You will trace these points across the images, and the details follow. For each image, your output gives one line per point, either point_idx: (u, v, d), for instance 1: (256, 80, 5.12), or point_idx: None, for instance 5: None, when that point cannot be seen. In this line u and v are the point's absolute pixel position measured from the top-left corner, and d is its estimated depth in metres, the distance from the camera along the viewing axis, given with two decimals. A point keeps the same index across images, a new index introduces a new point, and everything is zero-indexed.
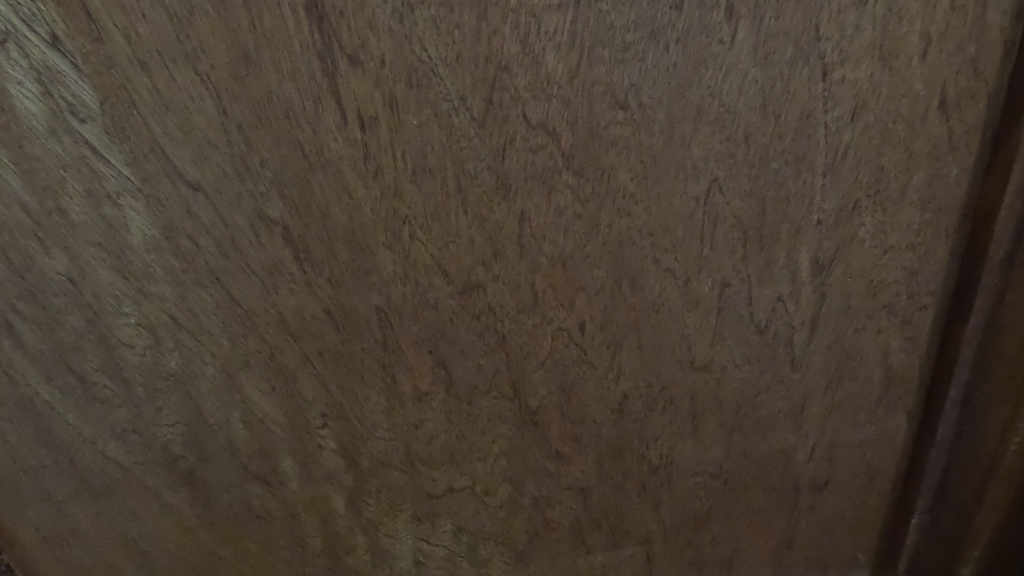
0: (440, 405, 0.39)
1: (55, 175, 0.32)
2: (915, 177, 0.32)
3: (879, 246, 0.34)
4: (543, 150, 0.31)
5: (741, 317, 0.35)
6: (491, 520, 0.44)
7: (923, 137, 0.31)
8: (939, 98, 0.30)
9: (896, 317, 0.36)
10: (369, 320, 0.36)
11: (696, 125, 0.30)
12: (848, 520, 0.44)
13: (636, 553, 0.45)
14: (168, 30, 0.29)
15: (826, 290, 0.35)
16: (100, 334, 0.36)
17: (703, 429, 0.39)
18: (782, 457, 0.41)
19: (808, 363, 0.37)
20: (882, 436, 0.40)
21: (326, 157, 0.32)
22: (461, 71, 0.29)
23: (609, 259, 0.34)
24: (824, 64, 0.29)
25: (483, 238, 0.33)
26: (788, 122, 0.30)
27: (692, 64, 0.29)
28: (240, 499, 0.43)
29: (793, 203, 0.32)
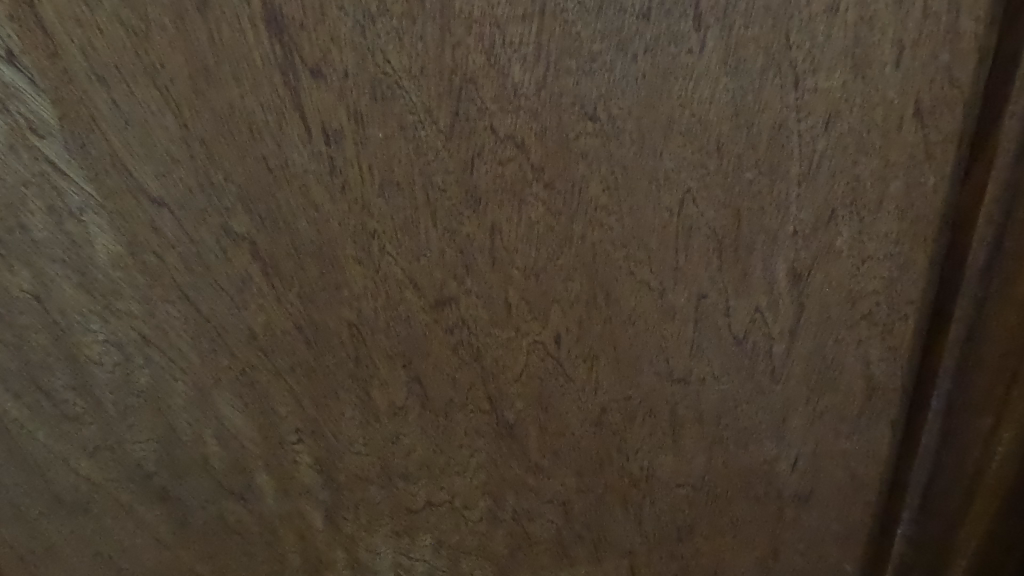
0: (416, 420, 0.38)
1: (15, 193, 0.31)
2: (892, 185, 0.32)
3: (857, 255, 0.34)
4: (512, 162, 0.31)
5: (718, 326, 0.35)
6: (471, 533, 0.43)
7: (898, 146, 0.31)
8: (913, 106, 0.30)
9: (876, 325, 0.36)
10: (341, 336, 0.36)
11: (668, 134, 0.30)
12: (835, 531, 0.43)
13: (620, 565, 0.44)
14: (124, 43, 0.28)
15: (804, 299, 0.35)
16: (67, 352, 0.35)
17: (683, 439, 0.39)
18: (765, 468, 0.40)
19: (789, 374, 0.37)
20: (866, 447, 0.40)
21: (290, 172, 0.31)
22: (427, 84, 0.29)
23: (583, 271, 0.33)
24: (796, 72, 0.29)
25: (455, 251, 0.33)
26: (762, 131, 0.30)
27: (661, 74, 0.29)
28: (215, 518, 0.42)
29: (769, 212, 0.32)
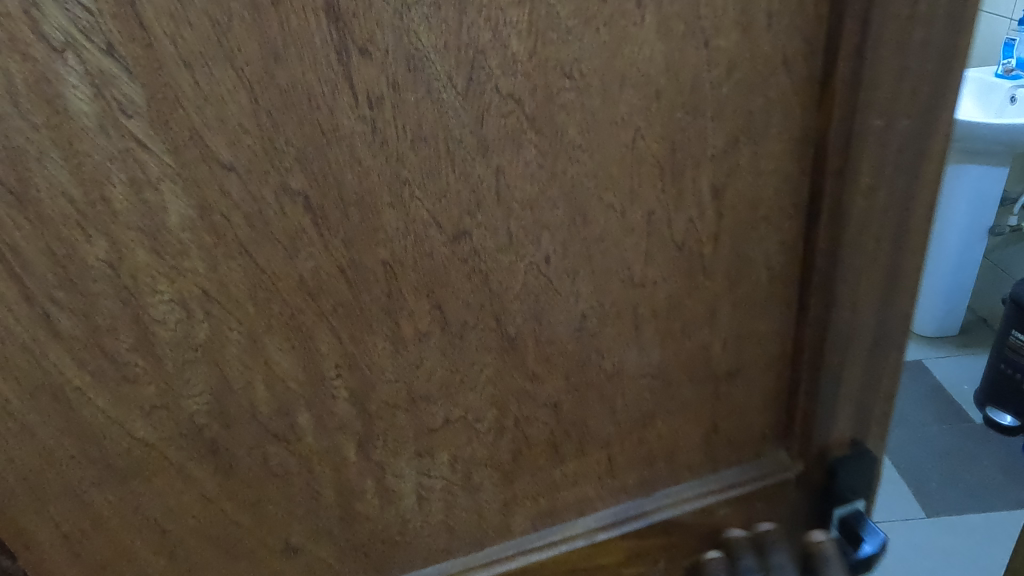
0: (436, 343, 0.47)
1: (100, 167, 0.37)
2: (772, 117, 0.45)
3: (754, 170, 0.46)
4: (512, 115, 0.40)
5: (664, 237, 0.47)
6: (482, 445, 0.52)
7: (775, 87, 0.44)
8: (781, 58, 0.43)
9: (771, 224, 0.49)
10: (376, 273, 0.44)
11: (623, 87, 0.41)
12: (753, 399, 0.57)
13: (601, 457, 0.55)
14: (210, 34, 0.36)
15: (720, 208, 0.47)
16: (133, 313, 0.41)
17: (643, 335, 0.50)
18: (702, 353, 0.53)
19: (713, 270, 0.49)
20: (771, 325, 0.53)
21: (340, 133, 0.40)
22: (448, 56, 0.38)
23: (565, 201, 0.44)
24: (705, 36, 0.41)
25: (468, 192, 0.42)
26: (685, 79, 0.42)
27: (617, 42, 0.40)
28: (260, 462, 0.49)
29: (694, 141, 0.44)
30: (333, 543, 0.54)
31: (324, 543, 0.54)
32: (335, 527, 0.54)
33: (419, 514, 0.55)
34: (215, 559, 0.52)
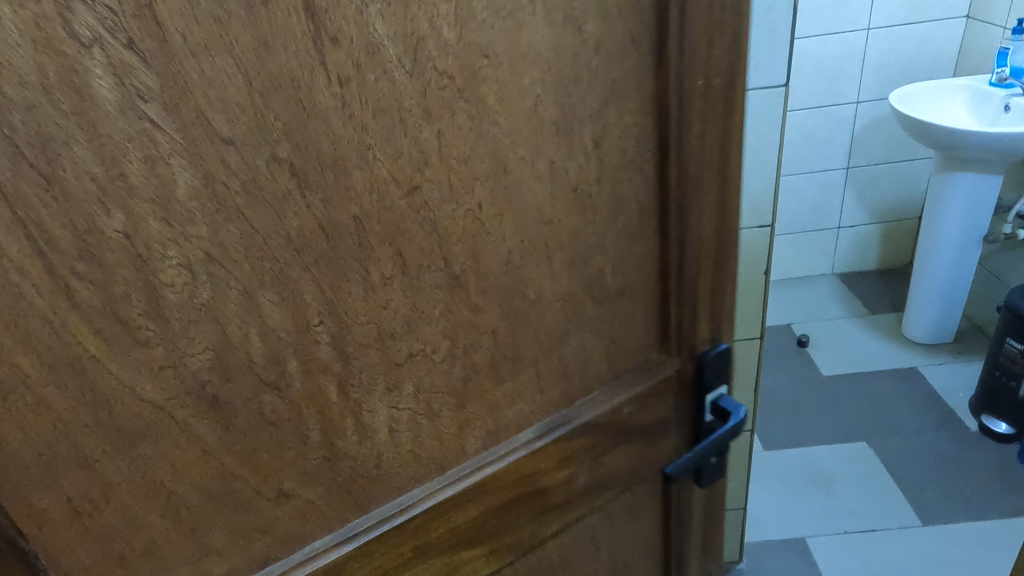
0: (398, 286, 0.59)
1: (120, 146, 0.44)
2: (627, 83, 0.65)
3: (619, 124, 0.66)
4: (447, 88, 0.54)
5: (562, 182, 0.65)
6: (438, 373, 0.65)
7: (626, 59, 0.64)
8: (628, 39, 0.64)
9: (635, 166, 0.70)
10: (349, 227, 0.55)
11: (525, 64, 0.58)
12: (636, 312, 0.78)
13: (530, 375, 0.72)
14: (213, 29, 0.45)
15: (599, 155, 0.66)
16: (145, 279, 0.48)
17: (554, 263, 0.68)
18: (597, 278, 0.72)
19: (600, 207, 0.69)
20: (643, 249, 0.75)
21: (318, 109, 0.50)
22: (397, 42, 0.51)
23: (489, 155, 0.59)
24: (578, 22, 0.59)
25: (417, 151, 0.55)
26: (567, 55, 0.60)
27: (517, 28, 0.56)
28: (255, 411, 0.57)
29: (577, 102, 0.62)
30: (321, 484, 0.64)
31: (312, 487, 0.63)
32: (321, 468, 0.63)
33: (390, 445, 0.66)
34: (217, 515, 0.59)
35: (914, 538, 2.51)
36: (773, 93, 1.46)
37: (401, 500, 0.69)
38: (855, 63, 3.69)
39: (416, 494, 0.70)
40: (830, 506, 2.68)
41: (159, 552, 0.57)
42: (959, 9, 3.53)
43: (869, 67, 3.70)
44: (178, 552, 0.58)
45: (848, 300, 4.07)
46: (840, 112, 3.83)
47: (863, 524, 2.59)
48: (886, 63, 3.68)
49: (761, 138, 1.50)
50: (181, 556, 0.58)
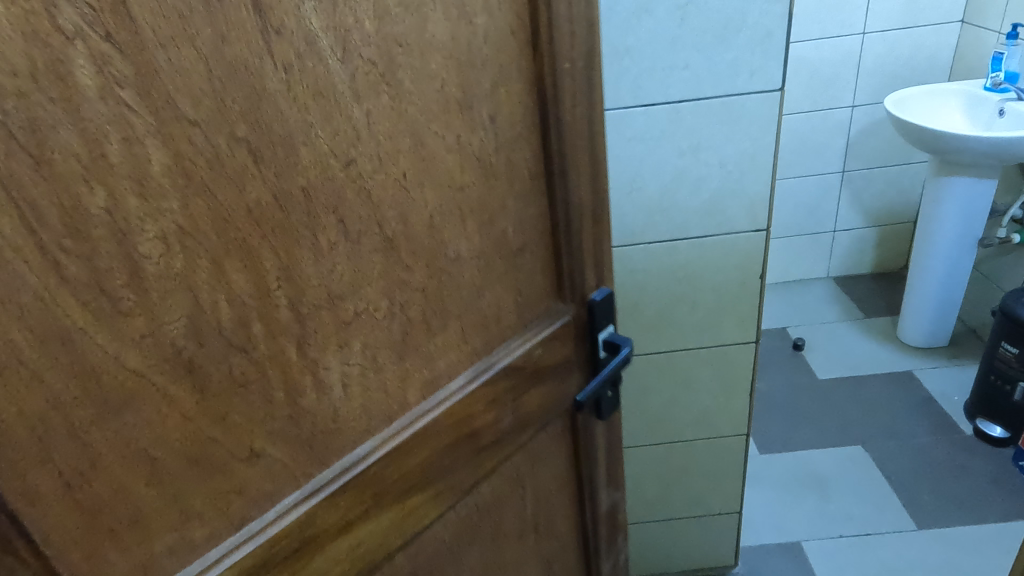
0: (343, 251, 0.68)
1: (101, 129, 0.50)
2: (511, 67, 0.80)
3: (508, 102, 0.81)
4: (370, 71, 0.65)
5: (467, 153, 0.78)
6: (380, 329, 0.75)
7: (509, 47, 0.79)
8: (509, 30, 0.78)
9: (525, 137, 0.85)
10: (299, 196, 0.63)
11: (430, 52, 0.70)
12: (537, 264, 0.94)
13: (453, 325, 0.84)
14: (177, 23, 0.52)
15: (495, 128, 0.81)
16: (126, 251, 0.53)
17: (467, 224, 0.81)
18: (501, 237, 0.86)
19: (499, 173, 0.83)
20: (537, 209, 0.91)
21: (266, 92, 0.58)
22: (328, 32, 0.61)
23: (407, 131, 0.70)
24: (468, 16, 0.73)
25: (349, 127, 0.65)
26: (462, 44, 0.73)
27: (422, 20, 0.68)
28: (226, 374, 0.63)
29: (473, 83, 0.76)
30: (287, 442, 0.71)
31: (280, 445, 0.70)
32: (286, 425, 0.70)
33: (343, 399, 0.75)
34: (196, 481, 0.64)
35: (909, 542, 2.59)
36: (769, 97, 1.54)
37: (357, 450, 0.78)
38: (851, 67, 3.76)
39: (371, 445, 0.79)
40: (828, 510, 2.77)
41: (146, 523, 0.61)
42: (953, 14, 3.60)
43: (865, 71, 3.77)
44: (163, 520, 0.62)
45: (844, 304, 4.20)
46: (837, 116, 3.90)
47: (858, 528, 2.68)
48: (880, 67, 3.76)
49: (757, 142, 1.60)
50: (167, 524, 0.62)
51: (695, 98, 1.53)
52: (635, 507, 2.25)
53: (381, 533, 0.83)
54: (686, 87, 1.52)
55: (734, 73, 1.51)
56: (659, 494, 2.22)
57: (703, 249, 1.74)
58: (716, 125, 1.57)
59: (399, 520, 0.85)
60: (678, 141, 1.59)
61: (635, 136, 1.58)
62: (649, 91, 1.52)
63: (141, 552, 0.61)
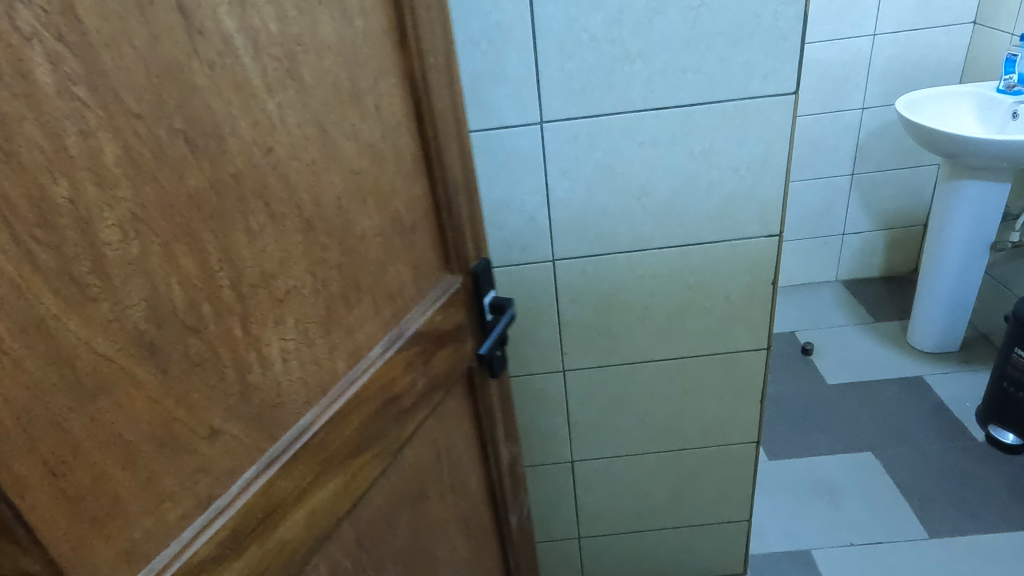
0: (269, 232, 0.76)
1: (60, 123, 0.54)
2: (388, 65, 0.95)
3: (389, 96, 0.95)
4: (278, 68, 0.75)
5: (362, 141, 0.90)
6: (307, 304, 0.84)
7: (383, 47, 0.93)
8: (382, 33, 0.93)
9: (406, 126, 1.01)
10: (230, 182, 0.71)
11: (324, 51, 0.81)
12: (425, 240, 1.10)
13: (365, 298, 0.95)
14: (116, 25, 0.58)
15: (382, 118, 0.94)
16: (91, 238, 0.57)
17: (369, 206, 0.93)
18: (396, 217, 1.00)
19: (389, 160, 0.97)
20: (421, 190, 1.07)
21: (194, 88, 0.65)
22: (242, 32, 0.70)
23: (311, 122, 0.81)
24: (349, 19, 0.86)
25: (264, 118, 0.74)
26: (348, 45, 0.86)
27: (316, 23, 0.79)
28: (183, 353, 0.68)
29: (360, 79, 0.89)
30: (240, 417, 0.77)
31: (234, 422, 0.76)
32: (237, 400, 0.76)
33: (282, 372, 0.82)
34: (164, 461, 0.68)
35: (919, 552, 2.60)
36: (783, 101, 1.55)
37: (301, 421, 0.86)
38: (862, 68, 3.76)
39: (312, 416, 0.87)
40: (838, 518, 2.78)
41: (124, 507, 0.64)
42: (966, 15, 3.58)
43: (875, 74, 3.77)
44: (138, 503, 0.65)
45: (853, 309, 4.21)
46: (846, 118, 3.90)
47: (868, 537, 2.69)
48: (890, 68, 3.75)
49: (769, 146, 1.61)
50: (141, 507, 0.66)
51: (708, 101, 1.56)
52: (645, 512, 2.30)
53: (330, 499, 0.92)
54: (699, 90, 1.54)
55: (749, 76, 1.53)
56: (669, 500, 2.27)
57: (714, 255, 1.77)
58: (728, 128, 1.59)
59: (343, 486, 0.95)
60: (690, 145, 1.61)
61: (646, 139, 1.61)
62: (662, 95, 1.55)
63: (123, 537, 0.64)
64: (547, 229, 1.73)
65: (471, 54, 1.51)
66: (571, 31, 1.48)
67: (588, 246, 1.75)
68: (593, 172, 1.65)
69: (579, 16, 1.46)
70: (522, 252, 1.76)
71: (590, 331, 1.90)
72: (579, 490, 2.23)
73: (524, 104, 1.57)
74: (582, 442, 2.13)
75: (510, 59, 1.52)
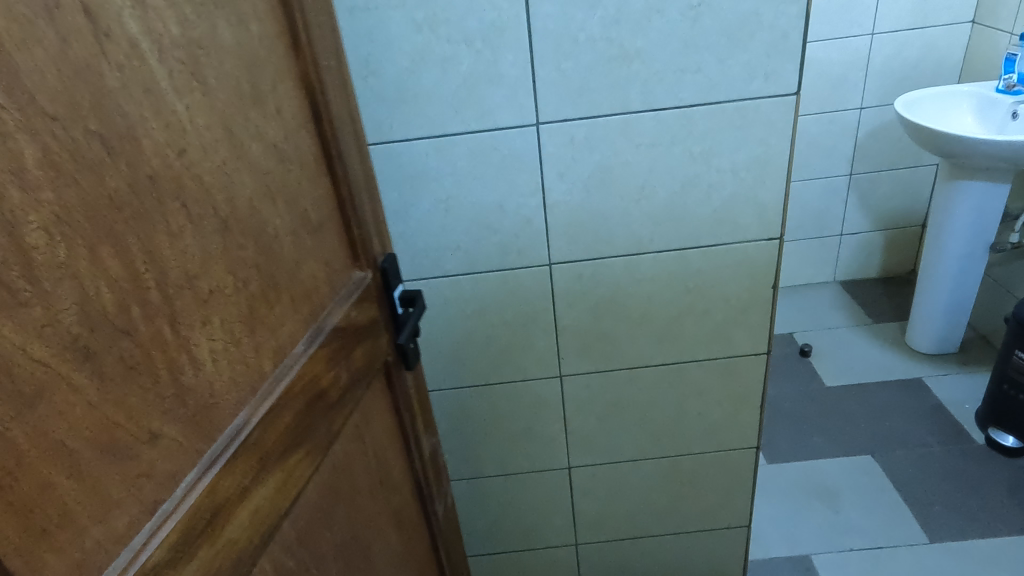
0: (189, 233, 0.76)
1: None
2: (284, 67, 0.96)
3: (289, 96, 0.97)
4: (183, 69, 0.75)
5: (268, 140, 0.91)
6: (231, 304, 0.84)
7: (279, 50, 0.95)
8: (278, 37, 0.94)
9: (307, 126, 1.02)
10: (147, 184, 0.70)
11: (225, 54, 0.82)
12: (334, 237, 1.11)
13: (284, 297, 0.96)
14: (25, 28, 0.56)
15: (285, 118, 0.95)
16: (17, 242, 0.56)
17: (281, 204, 0.94)
18: (306, 214, 1.02)
19: (295, 159, 0.98)
20: (327, 188, 1.08)
21: (105, 91, 0.65)
22: (146, 35, 0.69)
23: (219, 122, 0.81)
24: (246, 23, 0.87)
25: (174, 120, 0.74)
26: (248, 48, 0.87)
27: (215, 27, 0.80)
28: (118, 357, 0.67)
29: (261, 81, 0.90)
30: (177, 421, 0.76)
31: (173, 425, 0.75)
32: (173, 403, 0.75)
33: (213, 374, 0.81)
34: (109, 468, 0.66)
35: (920, 557, 2.58)
36: (784, 101, 1.51)
37: (236, 419, 0.86)
38: (861, 68, 3.73)
39: (247, 413, 0.87)
40: (837, 523, 2.77)
41: (73, 517, 0.62)
42: (965, 15, 3.56)
43: (874, 74, 3.74)
44: (87, 512, 0.64)
45: (851, 310, 4.19)
46: (844, 118, 3.88)
47: (867, 541, 2.68)
48: (889, 68, 3.72)
49: (770, 147, 1.57)
50: (91, 516, 0.64)
51: (708, 102, 1.52)
52: (643, 518, 2.28)
53: (270, 498, 0.92)
54: (698, 91, 1.50)
55: (749, 76, 1.49)
56: (667, 505, 2.25)
57: (714, 259, 1.74)
58: (728, 130, 1.55)
59: (281, 484, 0.95)
60: (689, 147, 1.57)
61: (644, 141, 1.56)
62: (660, 95, 1.50)
63: (74, 549, 0.62)
64: (544, 233, 1.68)
65: (464, 54, 1.46)
66: (567, 31, 1.43)
67: (587, 250, 1.71)
68: (590, 175, 1.60)
69: (574, 15, 1.41)
70: (518, 256, 1.72)
71: (587, 336, 1.86)
72: (577, 496, 2.21)
73: (519, 104, 1.52)
74: (579, 448, 2.10)
75: (505, 59, 1.47)
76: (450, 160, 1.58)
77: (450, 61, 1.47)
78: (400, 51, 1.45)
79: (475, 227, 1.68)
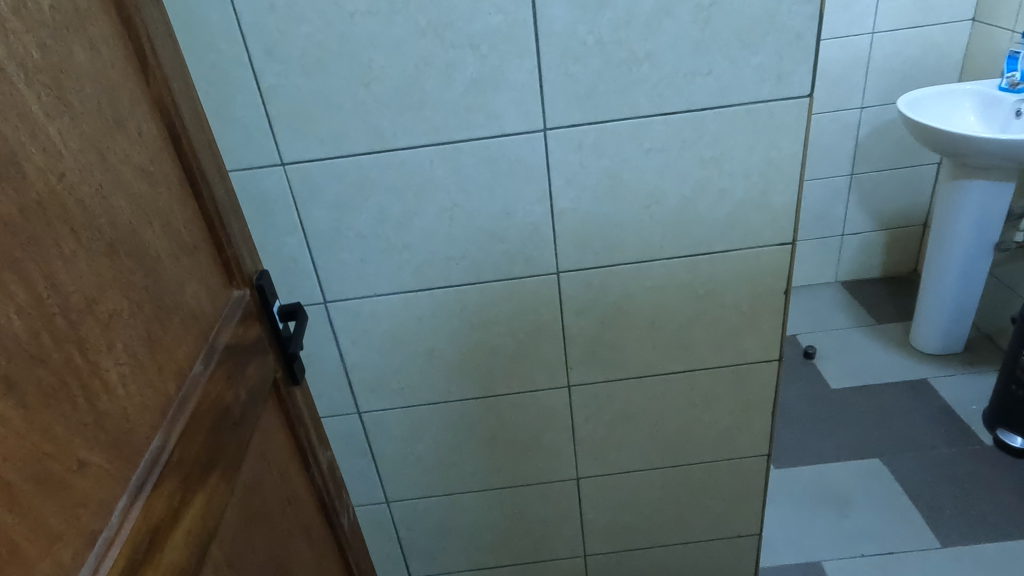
0: (80, 257, 0.76)
1: None
2: (140, 90, 0.95)
3: (149, 119, 0.96)
4: (50, 92, 0.74)
5: (136, 163, 0.90)
6: (128, 327, 0.83)
7: (132, 73, 0.94)
8: (129, 60, 0.94)
9: (169, 148, 1.01)
10: (34, 207, 0.69)
11: (85, 78, 0.82)
12: (207, 258, 1.09)
13: (174, 319, 0.95)
14: None
15: (148, 140, 0.95)
16: None
17: (157, 226, 0.94)
18: (180, 236, 1.01)
19: (162, 182, 0.97)
20: (193, 210, 1.07)
21: None
22: (12, 59, 0.69)
23: (88, 145, 0.80)
24: (98, 46, 0.86)
25: (49, 144, 0.73)
26: (106, 72, 0.87)
27: (72, 51, 0.80)
28: (36, 385, 0.66)
29: (122, 105, 0.89)
30: (100, 447, 0.75)
31: (96, 451, 0.74)
32: (94, 429, 0.74)
33: (124, 398, 0.81)
34: (46, 499, 0.65)
35: (932, 563, 2.53)
36: (798, 104, 1.47)
37: (153, 443, 0.85)
38: (860, 67, 3.68)
39: (162, 437, 0.87)
40: (847, 529, 2.71)
41: (19, 552, 0.61)
42: (965, 12, 3.52)
43: (874, 73, 3.69)
44: (32, 546, 0.63)
45: (855, 311, 4.13)
46: (845, 118, 3.83)
47: (880, 547, 2.62)
48: (889, 67, 3.68)
49: (783, 151, 1.53)
50: (36, 550, 0.63)
51: (719, 105, 1.47)
52: (653, 528, 2.24)
53: (200, 518, 0.92)
54: (710, 94, 1.45)
55: (761, 79, 1.44)
56: (675, 515, 2.21)
57: (726, 264, 1.69)
58: (739, 133, 1.51)
59: (207, 504, 0.94)
60: (700, 150, 1.52)
61: (654, 146, 1.51)
62: (671, 99, 1.45)
63: None
64: (551, 240, 1.63)
65: (468, 59, 1.39)
66: (574, 34, 1.38)
67: (596, 257, 1.66)
68: (598, 181, 1.55)
69: (582, 18, 1.36)
70: (525, 265, 1.66)
71: (594, 345, 1.81)
72: (584, 507, 2.17)
73: (525, 110, 1.46)
74: (588, 458, 2.05)
75: (511, 64, 1.41)
76: (452, 168, 1.52)
77: (453, 67, 1.40)
78: (402, 56, 1.38)
79: (479, 237, 1.61)
